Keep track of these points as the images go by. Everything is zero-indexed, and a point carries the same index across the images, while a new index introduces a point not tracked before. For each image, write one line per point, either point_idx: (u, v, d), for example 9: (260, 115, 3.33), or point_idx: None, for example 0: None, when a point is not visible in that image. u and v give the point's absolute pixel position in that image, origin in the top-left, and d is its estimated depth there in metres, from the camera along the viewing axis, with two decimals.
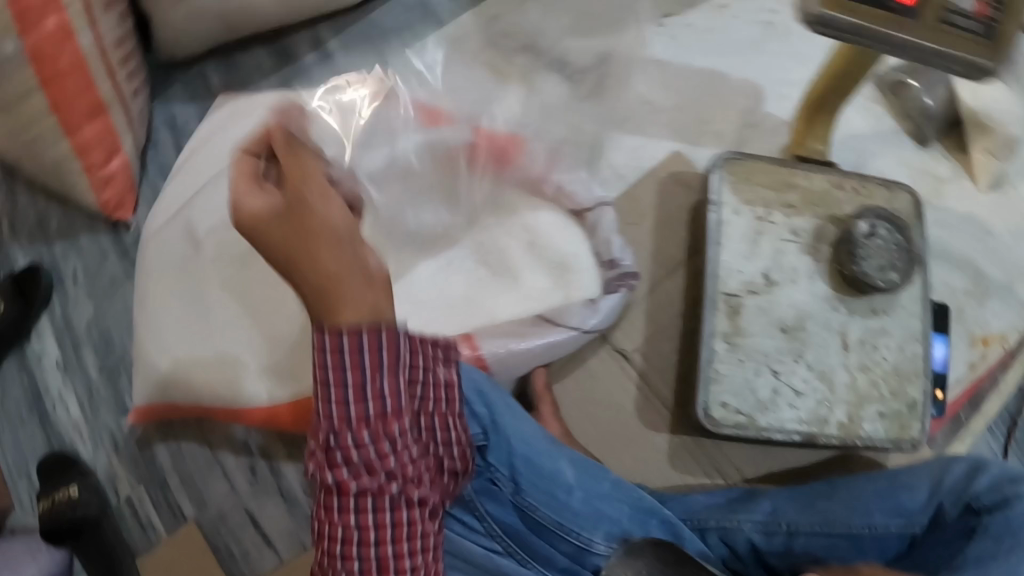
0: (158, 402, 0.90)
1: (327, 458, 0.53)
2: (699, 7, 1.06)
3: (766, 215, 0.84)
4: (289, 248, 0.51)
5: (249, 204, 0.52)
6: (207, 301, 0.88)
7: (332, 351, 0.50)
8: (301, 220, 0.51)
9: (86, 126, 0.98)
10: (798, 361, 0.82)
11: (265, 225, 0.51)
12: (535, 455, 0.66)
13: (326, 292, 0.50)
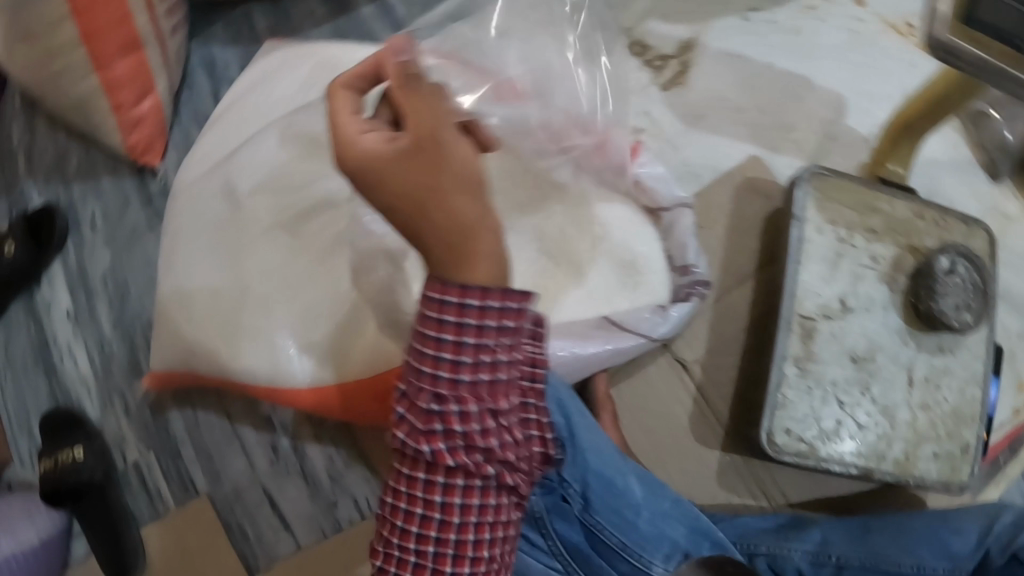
0: (182, 371, 0.85)
1: (422, 431, 0.47)
2: (787, 5, 1.01)
3: (848, 237, 0.81)
4: (416, 194, 0.42)
5: (370, 147, 0.43)
6: (245, 268, 0.80)
7: (455, 309, 0.45)
8: (429, 162, 0.42)
9: (119, 62, 0.90)
10: (864, 394, 0.79)
11: (384, 171, 0.42)
12: (610, 474, 0.62)
13: (456, 246, 0.43)
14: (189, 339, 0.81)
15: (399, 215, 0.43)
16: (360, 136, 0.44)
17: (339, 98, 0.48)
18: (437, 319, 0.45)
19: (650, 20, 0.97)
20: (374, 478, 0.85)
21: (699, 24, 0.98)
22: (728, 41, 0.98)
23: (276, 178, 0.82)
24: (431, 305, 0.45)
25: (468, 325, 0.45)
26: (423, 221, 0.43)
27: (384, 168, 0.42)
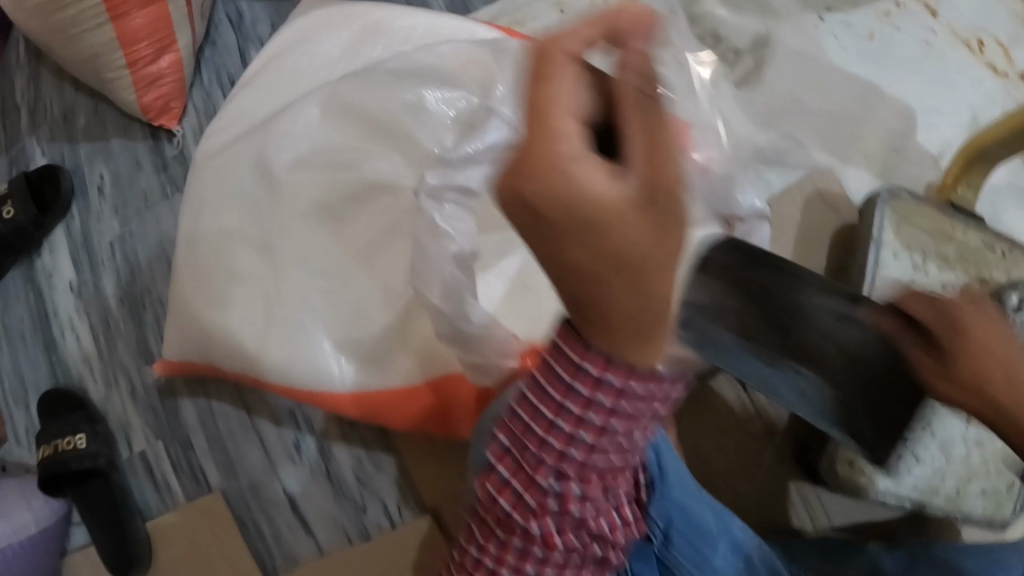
0: (197, 361, 0.77)
1: (533, 493, 0.44)
2: (863, 8, 0.96)
3: (922, 265, 0.78)
4: (622, 275, 0.30)
5: (589, 179, 0.29)
6: (279, 253, 0.72)
7: (611, 395, 0.37)
8: (663, 228, 0.29)
9: (138, 14, 0.82)
10: (926, 430, 0.78)
11: (600, 223, 0.29)
12: (692, 506, 0.60)
13: (637, 333, 0.32)
14: (205, 324, 0.73)
15: (582, 280, 0.31)
16: (571, 153, 0.29)
17: (545, 70, 0.32)
18: (583, 398, 0.38)
19: (723, 9, 0.92)
20: (406, 484, 0.78)
21: (773, 18, 0.92)
22: (801, 38, 0.93)
23: (319, 155, 0.73)
24: (580, 378, 0.37)
25: (617, 413, 0.38)
26: (616, 299, 0.31)
27: (601, 217, 0.29)
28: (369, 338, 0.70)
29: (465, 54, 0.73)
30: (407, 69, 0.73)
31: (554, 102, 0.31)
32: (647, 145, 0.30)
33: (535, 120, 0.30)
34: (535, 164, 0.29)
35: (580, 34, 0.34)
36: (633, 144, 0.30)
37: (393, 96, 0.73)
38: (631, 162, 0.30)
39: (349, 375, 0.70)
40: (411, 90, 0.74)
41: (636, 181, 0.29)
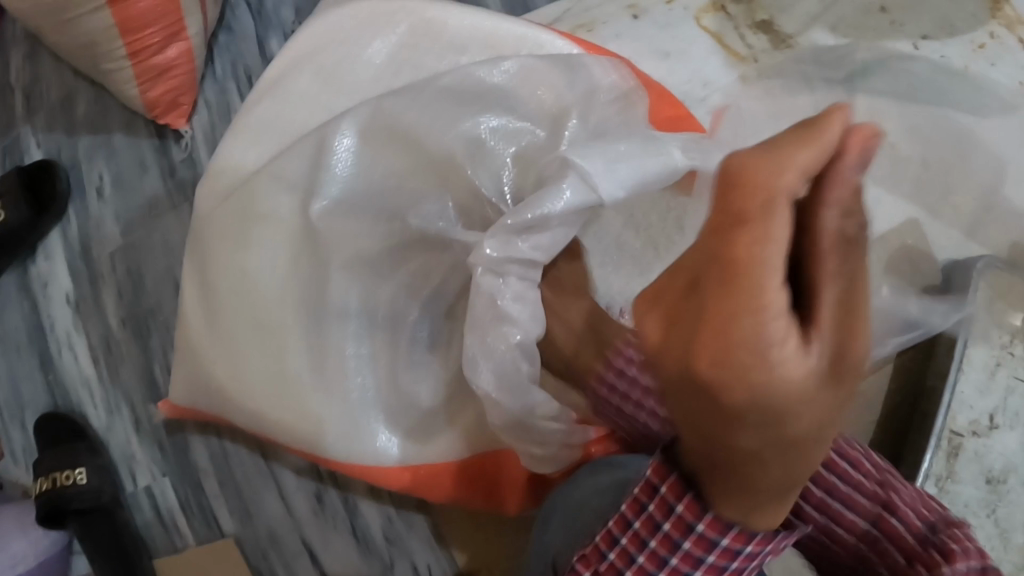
0: (206, 409, 0.72)
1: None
2: (960, 37, 0.87)
3: (1009, 344, 0.72)
4: (776, 446, 0.31)
5: (789, 370, 0.28)
6: (325, 308, 0.65)
7: (717, 553, 0.40)
8: (835, 404, 0.31)
9: None
10: (990, 516, 0.72)
11: (787, 411, 0.30)
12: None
13: (776, 495, 0.35)
14: (219, 374, 0.68)
15: (738, 448, 0.32)
16: (774, 343, 0.28)
17: (766, 220, 0.27)
18: (688, 552, 0.41)
19: (814, 30, 0.81)
20: (439, 546, 0.74)
21: (868, 43, 0.83)
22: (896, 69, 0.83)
23: (357, 198, 0.64)
24: (687, 536, 0.40)
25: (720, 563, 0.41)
26: (765, 466, 0.33)
27: (786, 404, 0.29)
28: (418, 403, 0.67)
29: (533, 72, 0.64)
30: (467, 88, 0.63)
31: (772, 267, 0.27)
32: (837, 315, 0.29)
33: (746, 293, 0.27)
34: (739, 356, 0.28)
35: (800, 155, 0.28)
36: (826, 308, 0.29)
37: (449, 123, 0.62)
38: (823, 338, 0.29)
39: (393, 445, 0.66)
40: (469, 116, 0.63)
41: (822, 358, 0.29)
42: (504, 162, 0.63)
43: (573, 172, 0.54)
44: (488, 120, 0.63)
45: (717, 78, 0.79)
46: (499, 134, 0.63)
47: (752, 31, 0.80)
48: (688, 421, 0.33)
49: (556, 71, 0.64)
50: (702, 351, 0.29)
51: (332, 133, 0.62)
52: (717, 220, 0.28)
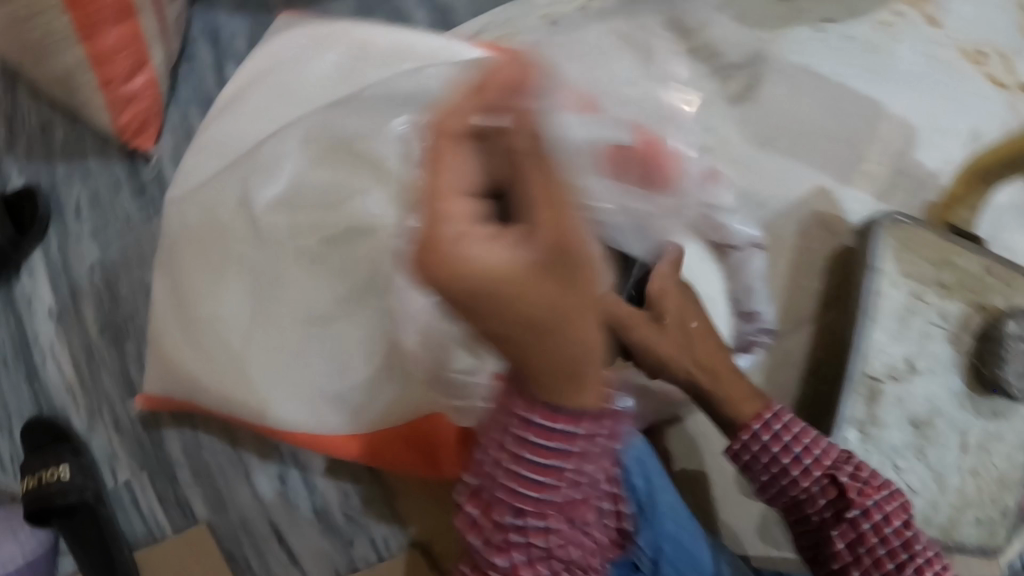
0: (179, 397, 0.78)
1: (500, 537, 0.42)
2: (861, 17, 0.93)
3: (920, 294, 0.76)
4: (537, 333, 0.29)
5: (492, 259, 0.26)
6: (277, 295, 0.72)
7: (545, 434, 0.37)
8: (570, 281, 0.28)
9: (110, 31, 0.76)
10: (919, 459, 0.76)
11: (514, 299, 0.27)
12: (684, 541, 0.59)
13: (572, 374, 0.33)
14: (187, 362, 0.73)
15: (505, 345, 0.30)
16: (461, 235, 0.26)
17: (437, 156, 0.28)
18: (523, 440, 0.37)
19: (716, 23, 0.89)
20: (398, 520, 0.79)
21: (771, 31, 0.90)
22: (800, 53, 0.90)
23: (299, 200, 0.72)
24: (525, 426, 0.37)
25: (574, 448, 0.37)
26: (539, 355, 0.31)
27: (512, 294, 0.27)
28: (358, 375, 0.71)
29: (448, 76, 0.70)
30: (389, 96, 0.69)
31: (442, 184, 0.27)
32: (542, 203, 0.28)
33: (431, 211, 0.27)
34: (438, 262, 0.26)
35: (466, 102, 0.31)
36: (533, 200, 0.28)
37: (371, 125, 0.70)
38: (535, 228, 0.28)
39: (337, 419, 0.72)
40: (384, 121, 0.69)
41: (542, 246, 0.27)
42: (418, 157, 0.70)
43: None
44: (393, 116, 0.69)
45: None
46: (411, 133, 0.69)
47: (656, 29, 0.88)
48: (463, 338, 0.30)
49: None
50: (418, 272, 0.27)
51: (276, 143, 0.70)
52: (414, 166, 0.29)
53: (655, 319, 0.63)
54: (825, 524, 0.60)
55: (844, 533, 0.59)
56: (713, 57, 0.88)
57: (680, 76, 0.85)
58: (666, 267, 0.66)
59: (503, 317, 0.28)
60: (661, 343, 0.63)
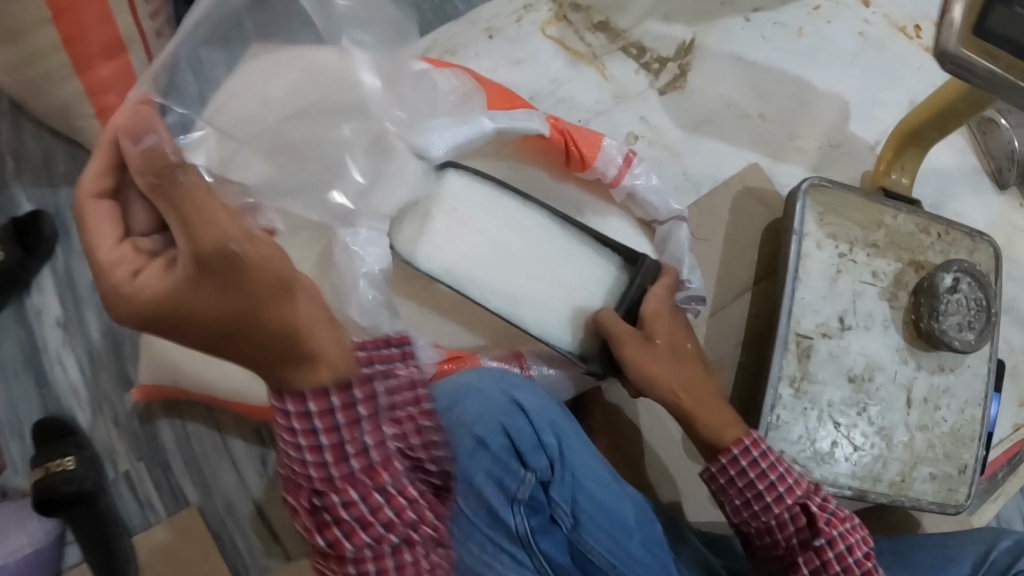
0: (167, 384, 0.86)
1: (315, 522, 0.46)
2: (793, 3, 0.98)
3: (849, 252, 0.79)
4: (220, 319, 0.42)
5: (156, 286, 0.42)
6: None
7: (313, 408, 0.45)
8: (215, 288, 0.42)
9: (102, 67, 0.87)
10: (861, 415, 0.78)
11: (189, 310, 0.42)
12: (602, 496, 0.63)
13: (288, 341, 0.44)
14: (173, 355, 0.82)
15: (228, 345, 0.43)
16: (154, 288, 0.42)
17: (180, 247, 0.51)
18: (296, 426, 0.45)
19: (649, 21, 0.95)
20: None
21: (700, 24, 0.95)
22: (730, 42, 0.95)
23: None
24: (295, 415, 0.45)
25: (337, 415, 0.45)
26: (246, 339, 0.43)
27: (185, 304, 0.42)
28: None
29: None
30: None
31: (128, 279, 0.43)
32: (174, 235, 0.42)
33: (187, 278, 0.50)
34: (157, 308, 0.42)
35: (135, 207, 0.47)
36: (174, 240, 0.42)
37: None
38: (177, 253, 0.42)
39: None
40: None
41: (186, 269, 0.41)
42: None
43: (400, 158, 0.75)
44: None
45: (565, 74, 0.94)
46: None
47: (591, 32, 0.95)
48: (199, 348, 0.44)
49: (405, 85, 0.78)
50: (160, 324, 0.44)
51: None
52: None
53: (644, 337, 0.72)
54: (792, 550, 0.65)
55: (808, 558, 0.64)
56: (643, 52, 0.94)
57: (615, 73, 0.93)
58: (661, 291, 0.75)
59: (191, 315, 0.41)
60: (649, 361, 0.71)
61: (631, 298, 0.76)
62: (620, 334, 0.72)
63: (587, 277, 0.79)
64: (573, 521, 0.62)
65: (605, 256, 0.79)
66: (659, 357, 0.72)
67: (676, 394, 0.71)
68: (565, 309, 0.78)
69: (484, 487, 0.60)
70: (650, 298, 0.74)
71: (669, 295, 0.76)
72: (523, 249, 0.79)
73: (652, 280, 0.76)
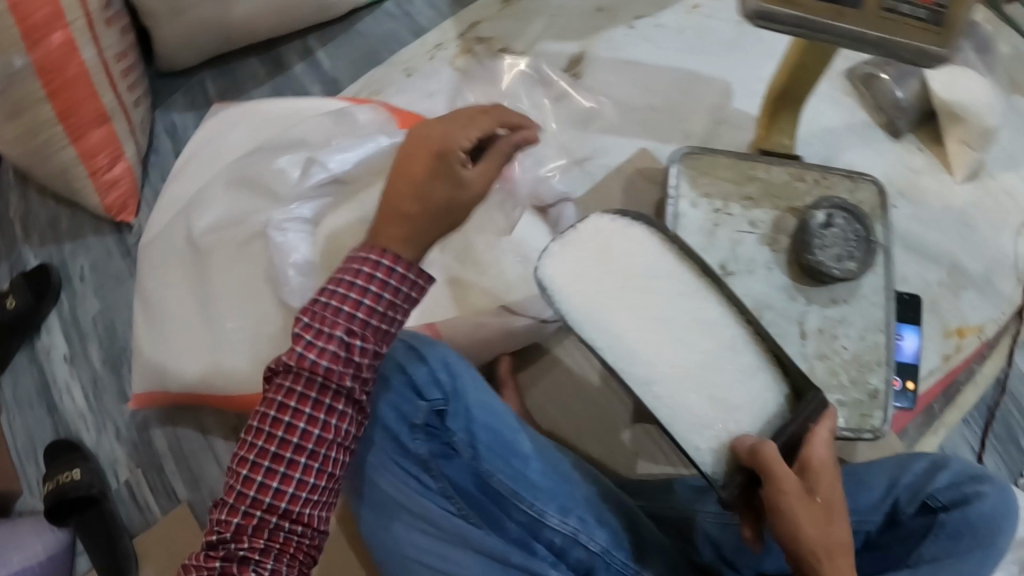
0: (158, 390, 0.98)
1: (308, 374, 0.64)
2: (672, 7, 1.09)
3: (724, 208, 0.88)
4: (430, 197, 0.69)
5: (465, 173, 0.70)
6: (208, 295, 0.93)
7: (371, 298, 0.65)
8: (461, 195, 0.70)
9: (91, 132, 1.03)
10: None
11: (440, 181, 0.69)
12: (497, 425, 0.72)
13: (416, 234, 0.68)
14: (159, 364, 0.95)
15: (437, 182, 0.69)
16: (452, 150, 0.70)
17: (464, 125, 0.72)
18: (353, 299, 0.65)
19: (543, 43, 1.07)
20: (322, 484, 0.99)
21: (587, 39, 1.07)
22: (617, 49, 1.06)
23: (218, 230, 0.93)
24: (368, 284, 0.65)
25: (374, 308, 0.66)
26: (426, 208, 0.68)
27: (443, 175, 0.69)
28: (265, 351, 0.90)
29: (320, 125, 0.94)
30: (281, 140, 0.93)
31: (453, 134, 0.71)
32: (484, 167, 0.72)
33: (448, 137, 0.71)
34: (437, 157, 0.70)
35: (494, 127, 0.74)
36: (486, 168, 0.73)
37: (267, 158, 0.92)
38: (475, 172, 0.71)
39: (251, 377, 0.91)
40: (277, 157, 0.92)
41: (469, 180, 0.70)
42: (291, 175, 0.90)
43: (325, 170, 0.89)
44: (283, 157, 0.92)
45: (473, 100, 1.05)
46: (290, 164, 0.91)
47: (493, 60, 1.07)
48: (411, 178, 0.69)
49: (333, 121, 0.95)
50: (421, 158, 0.70)
51: (208, 195, 0.94)
52: (459, 121, 0.73)
53: (808, 492, 0.61)
54: None
55: None
56: (537, 69, 1.06)
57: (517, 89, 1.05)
58: (825, 434, 0.65)
59: (434, 189, 0.69)
60: (804, 522, 0.59)
61: (787, 438, 0.66)
62: (784, 481, 0.60)
63: (747, 387, 0.70)
64: (470, 450, 0.71)
65: (778, 383, 0.71)
66: (819, 519, 0.59)
67: (820, 563, 0.58)
68: (721, 427, 0.69)
69: (388, 417, 0.73)
70: (814, 445, 0.64)
71: (830, 440, 0.65)
72: (701, 347, 0.71)
73: (816, 419, 0.66)
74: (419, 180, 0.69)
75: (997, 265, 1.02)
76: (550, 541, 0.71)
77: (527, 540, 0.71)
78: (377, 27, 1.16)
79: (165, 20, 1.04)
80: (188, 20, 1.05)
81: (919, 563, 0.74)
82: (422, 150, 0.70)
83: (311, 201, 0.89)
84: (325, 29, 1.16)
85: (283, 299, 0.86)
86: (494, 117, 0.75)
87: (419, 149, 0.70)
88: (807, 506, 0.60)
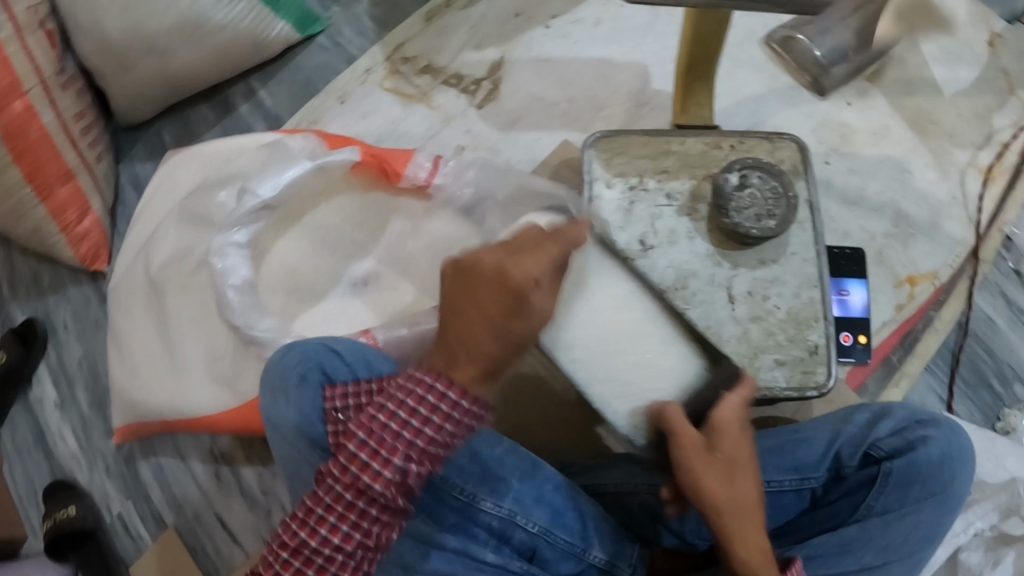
0: (134, 422, 1.03)
1: (358, 482, 0.55)
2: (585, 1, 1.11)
3: (639, 183, 0.90)
4: (492, 339, 0.59)
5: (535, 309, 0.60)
6: (166, 328, 0.98)
7: (438, 420, 0.56)
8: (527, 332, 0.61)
9: (58, 189, 1.10)
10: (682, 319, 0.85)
11: (507, 321, 0.59)
12: None
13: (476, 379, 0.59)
14: (131, 399, 1.01)
15: (505, 315, 0.59)
16: (523, 288, 0.60)
17: (530, 255, 0.62)
18: (421, 421, 0.56)
19: (466, 52, 1.11)
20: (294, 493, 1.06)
21: (506, 43, 1.10)
22: (534, 49, 1.10)
23: (169, 265, 0.98)
24: (437, 409, 0.56)
25: (435, 429, 0.57)
26: (490, 352, 0.59)
27: (507, 311, 0.59)
28: (224, 373, 0.95)
29: (253, 155, 0.99)
30: (220, 176, 0.99)
31: (521, 267, 0.61)
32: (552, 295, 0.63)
33: (512, 271, 0.60)
34: (499, 295, 0.60)
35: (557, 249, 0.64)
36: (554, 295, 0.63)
37: (208, 193, 0.98)
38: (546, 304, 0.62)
39: (216, 402, 0.96)
40: (216, 191, 0.98)
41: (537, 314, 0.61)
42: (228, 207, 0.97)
43: (256, 196, 0.93)
44: (221, 191, 0.97)
45: (402, 117, 1.10)
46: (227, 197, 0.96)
47: (419, 75, 1.11)
48: (467, 320, 0.60)
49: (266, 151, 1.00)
50: (483, 297, 0.60)
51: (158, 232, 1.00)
52: (521, 249, 0.63)
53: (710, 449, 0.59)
54: None
55: None
56: (460, 79, 1.10)
57: (443, 100, 1.09)
58: (737, 401, 0.62)
59: (496, 328, 0.59)
60: (705, 477, 0.58)
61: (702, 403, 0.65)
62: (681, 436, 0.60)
63: None
64: None
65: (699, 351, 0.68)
66: (719, 474, 0.58)
67: (723, 517, 0.57)
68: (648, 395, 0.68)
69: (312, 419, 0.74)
70: (722, 406, 0.61)
71: (744, 405, 0.63)
72: None
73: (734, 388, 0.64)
74: (478, 322, 0.59)
75: (943, 209, 1.01)
76: (486, 523, 0.72)
77: (464, 523, 0.73)
78: (314, 61, 1.22)
79: (114, 78, 1.12)
80: (133, 75, 1.12)
81: (869, 514, 0.73)
82: (476, 287, 0.60)
83: (243, 228, 0.94)
84: (265, 69, 1.23)
85: (229, 321, 0.92)
86: (561, 238, 0.65)
87: (472, 285, 0.60)
88: (712, 468, 0.58)
